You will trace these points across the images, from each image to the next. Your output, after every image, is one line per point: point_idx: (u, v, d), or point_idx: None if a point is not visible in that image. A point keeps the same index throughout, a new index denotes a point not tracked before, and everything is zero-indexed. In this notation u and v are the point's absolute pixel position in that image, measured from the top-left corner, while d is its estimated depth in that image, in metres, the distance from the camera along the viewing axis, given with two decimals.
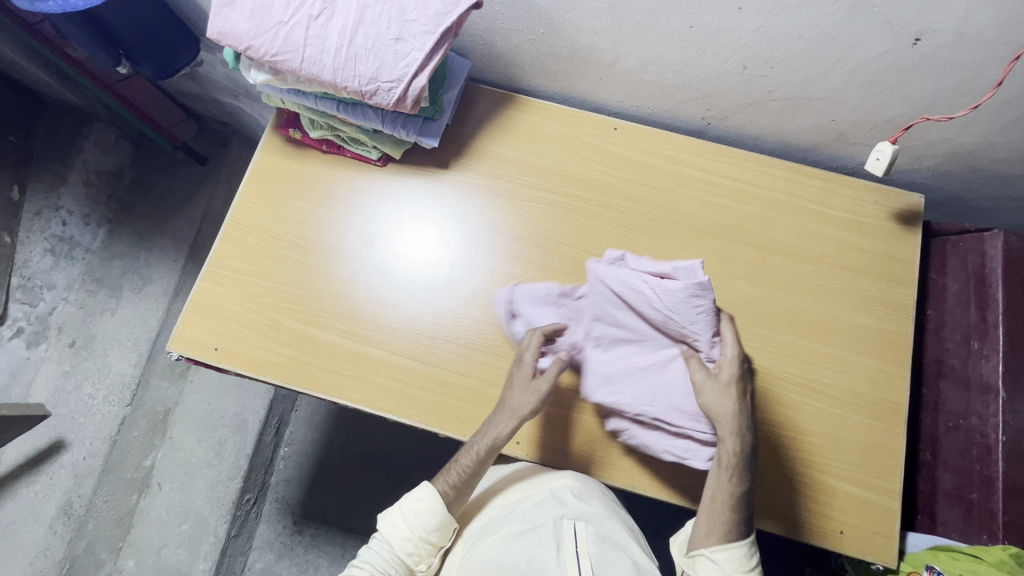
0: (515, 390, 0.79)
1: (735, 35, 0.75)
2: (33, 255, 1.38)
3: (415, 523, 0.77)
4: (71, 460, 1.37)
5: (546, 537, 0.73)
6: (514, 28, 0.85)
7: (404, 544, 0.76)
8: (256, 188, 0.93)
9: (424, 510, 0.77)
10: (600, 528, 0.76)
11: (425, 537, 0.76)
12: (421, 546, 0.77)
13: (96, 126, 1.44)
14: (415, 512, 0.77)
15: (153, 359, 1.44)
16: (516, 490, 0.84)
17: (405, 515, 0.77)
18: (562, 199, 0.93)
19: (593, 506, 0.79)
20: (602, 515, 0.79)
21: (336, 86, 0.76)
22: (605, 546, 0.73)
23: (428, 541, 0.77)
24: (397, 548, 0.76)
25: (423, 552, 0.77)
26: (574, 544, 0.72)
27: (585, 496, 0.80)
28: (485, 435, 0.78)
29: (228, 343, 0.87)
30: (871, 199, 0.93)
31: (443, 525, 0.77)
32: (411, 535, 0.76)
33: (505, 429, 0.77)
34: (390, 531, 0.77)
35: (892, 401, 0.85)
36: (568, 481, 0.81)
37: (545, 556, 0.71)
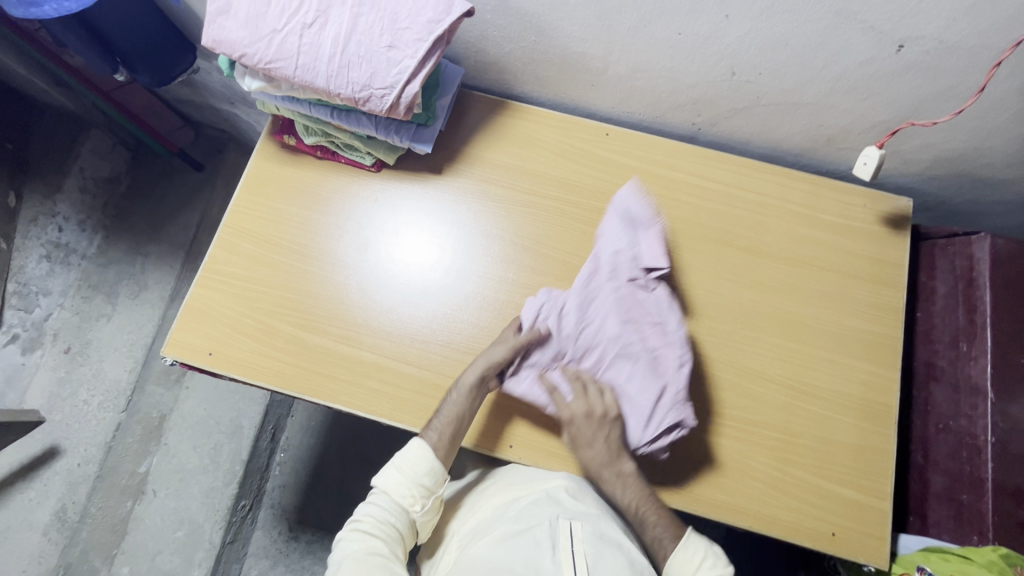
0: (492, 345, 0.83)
1: (722, 42, 0.76)
2: (28, 261, 1.37)
3: (407, 469, 0.78)
4: (66, 466, 1.36)
5: (542, 536, 0.72)
6: (506, 35, 0.86)
7: (399, 490, 0.78)
8: (251, 194, 0.94)
9: (415, 456, 0.78)
10: (596, 527, 0.75)
11: (419, 483, 0.78)
12: (415, 489, 0.78)
13: (94, 133, 1.46)
14: (407, 461, 0.79)
15: (148, 365, 1.44)
16: (510, 490, 0.83)
17: (396, 465, 0.79)
18: (555, 204, 0.94)
19: (587, 506, 0.79)
20: (598, 514, 0.78)
21: (330, 92, 0.77)
22: (602, 544, 0.72)
23: (423, 484, 0.78)
24: (393, 496, 0.78)
25: (418, 495, 0.79)
26: (571, 543, 0.71)
27: (579, 495, 0.80)
28: (460, 386, 0.81)
29: (223, 348, 0.87)
30: (861, 204, 0.94)
31: (434, 470, 0.79)
32: (405, 479, 0.78)
33: (473, 379, 0.81)
34: (386, 481, 0.79)
35: (882, 403, 0.86)
36: (563, 482, 0.81)
37: (542, 556, 0.69)
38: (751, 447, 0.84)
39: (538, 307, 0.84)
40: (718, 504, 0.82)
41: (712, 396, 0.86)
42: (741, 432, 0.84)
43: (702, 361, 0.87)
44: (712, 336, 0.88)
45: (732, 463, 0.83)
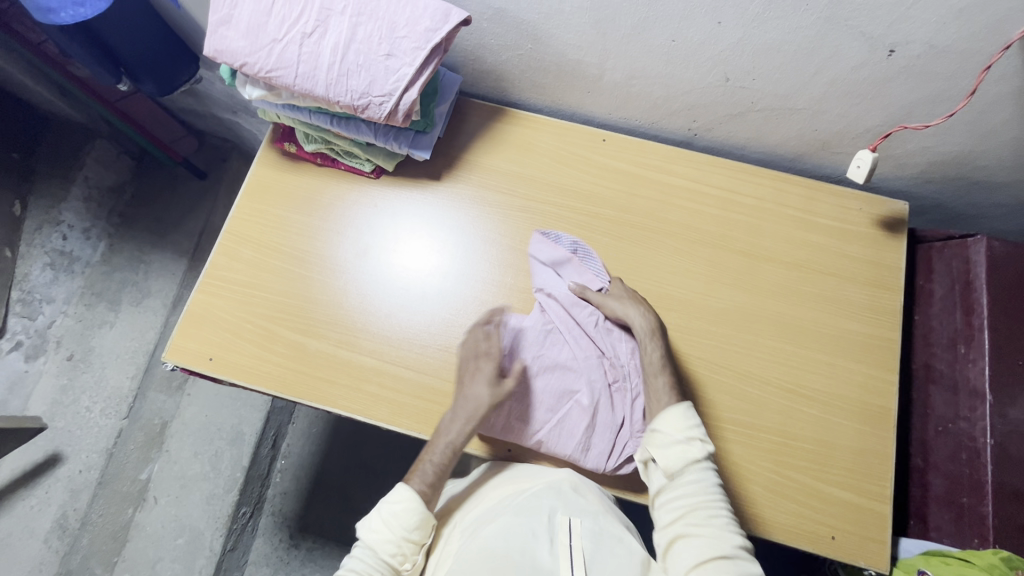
0: (475, 383, 0.80)
1: (715, 48, 0.77)
2: (33, 269, 1.40)
3: (395, 523, 0.76)
4: (68, 473, 1.37)
5: (540, 529, 0.71)
6: (503, 44, 0.87)
7: (387, 546, 0.76)
8: (252, 200, 0.95)
9: (405, 509, 0.76)
10: (596, 522, 0.73)
11: (406, 536, 0.76)
12: (404, 545, 0.76)
13: (99, 143, 1.48)
14: (394, 513, 0.77)
15: (150, 372, 1.45)
16: (512, 484, 0.82)
17: (384, 516, 0.76)
18: (552, 210, 0.95)
19: (591, 502, 0.77)
20: (600, 510, 0.75)
21: (329, 100, 0.79)
22: (600, 540, 0.71)
23: (410, 539, 0.76)
24: (380, 551, 0.76)
25: (407, 551, 0.76)
26: (568, 538, 0.71)
27: (581, 488, 0.79)
28: (445, 431, 0.80)
29: (223, 353, 0.88)
30: (857, 207, 0.94)
31: (423, 522, 0.77)
32: (392, 536, 0.76)
33: (461, 425, 0.79)
34: (372, 536, 0.76)
35: (880, 406, 0.86)
36: (564, 477, 0.80)
37: (537, 546, 0.69)
38: (750, 450, 0.84)
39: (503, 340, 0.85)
40: None
41: (711, 400, 0.86)
42: (740, 435, 0.84)
43: (700, 365, 0.88)
44: (710, 339, 0.89)
45: (732, 466, 0.83)
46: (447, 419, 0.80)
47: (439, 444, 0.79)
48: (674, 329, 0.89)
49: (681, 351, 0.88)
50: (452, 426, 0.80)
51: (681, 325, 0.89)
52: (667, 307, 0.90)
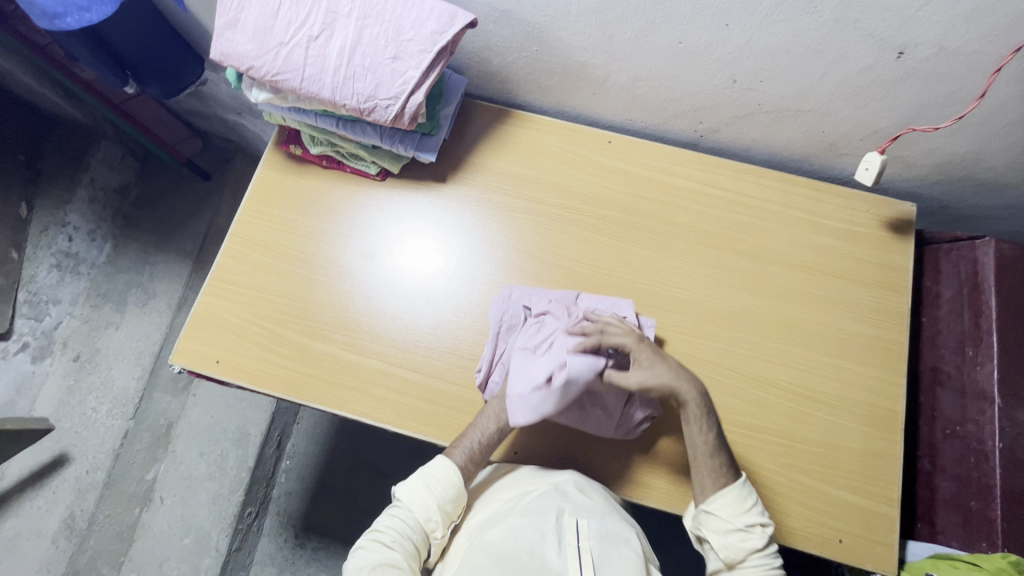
0: None
1: (723, 50, 0.77)
2: (39, 271, 1.40)
3: (435, 491, 0.78)
4: (74, 474, 1.38)
5: (547, 530, 0.71)
6: (508, 45, 0.87)
7: (424, 511, 0.78)
8: (258, 203, 0.95)
9: (445, 480, 0.78)
10: (602, 523, 0.73)
11: (441, 507, 0.78)
12: (438, 514, 0.78)
13: (104, 144, 1.48)
14: (435, 482, 0.78)
15: (156, 373, 1.45)
16: (518, 484, 0.82)
17: (426, 483, 0.78)
18: (557, 211, 0.95)
19: (597, 501, 0.76)
20: (606, 510, 0.75)
21: (335, 103, 0.79)
22: (607, 542, 0.71)
23: (445, 510, 0.78)
24: (416, 514, 0.78)
25: (440, 520, 0.78)
26: (576, 539, 0.70)
27: (587, 489, 0.78)
28: (489, 415, 0.81)
29: (230, 355, 0.88)
30: (864, 208, 0.94)
31: (458, 496, 0.79)
32: (432, 503, 0.78)
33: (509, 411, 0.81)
34: (411, 497, 0.78)
35: (888, 408, 0.86)
36: (570, 476, 0.79)
37: (546, 548, 0.69)
38: (756, 454, 0.84)
39: (503, 308, 0.86)
40: None
41: (716, 402, 0.86)
42: (746, 439, 0.84)
43: (707, 367, 0.87)
44: (716, 342, 0.89)
45: None
46: (496, 406, 0.81)
47: (487, 427, 0.80)
48: (679, 331, 0.89)
49: (687, 354, 0.88)
50: (501, 415, 0.81)
51: (687, 328, 0.89)
52: (673, 310, 0.90)
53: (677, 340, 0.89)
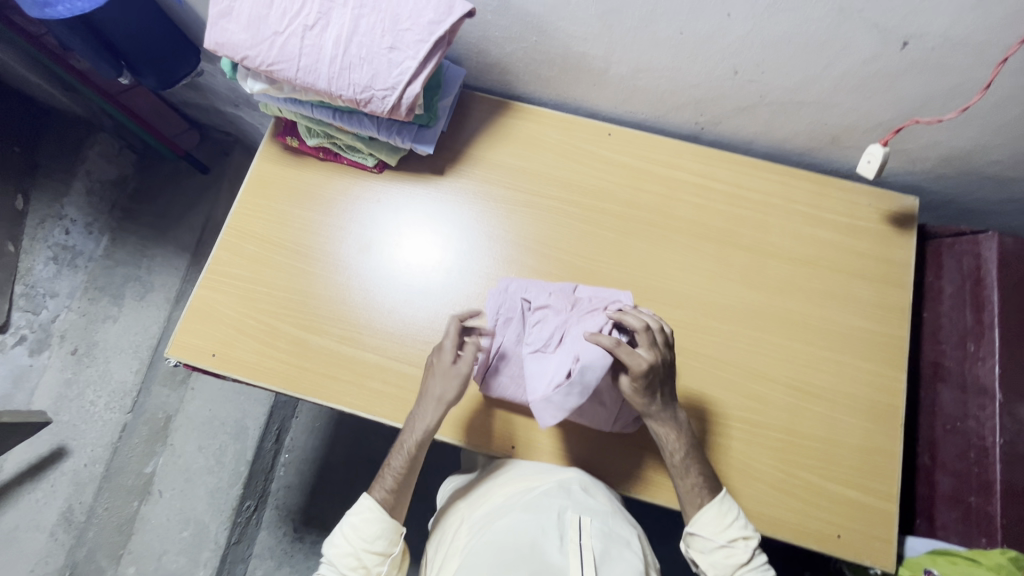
0: (436, 379, 0.80)
1: (724, 41, 0.76)
2: (36, 264, 1.39)
3: (358, 536, 0.78)
4: (73, 467, 1.38)
5: (550, 527, 0.70)
6: (508, 36, 0.85)
7: (348, 559, 0.77)
8: (254, 195, 0.94)
9: (363, 521, 0.78)
10: (605, 524, 0.73)
11: (367, 550, 0.78)
12: (366, 558, 0.78)
13: (101, 137, 1.48)
14: (355, 526, 0.78)
15: (154, 367, 1.45)
16: (520, 480, 0.82)
17: (348, 530, 0.78)
18: (556, 204, 0.94)
19: (600, 502, 0.77)
20: (608, 512, 0.75)
21: (331, 94, 0.78)
22: (609, 542, 0.70)
23: (373, 552, 0.78)
24: (342, 564, 0.78)
25: (370, 564, 0.78)
26: (577, 536, 0.69)
27: (591, 490, 0.78)
28: (408, 429, 0.80)
29: (226, 349, 0.88)
30: (866, 202, 0.93)
31: (384, 533, 0.78)
32: (353, 548, 0.78)
33: (423, 419, 0.79)
34: (335, 548, 0.78)
35: (889, 404, 0.85)
36: (575, 476, 0.80)
37: (548, 543, 0.67)
38: (755, 450, 0.83)
39: (500, 301, 0.85)
40: None
41: (715, 396, 0.85)
42: (744, 434, 0.84)
43: (706, 361, 0.87)
44: (716, 336, 0.88)
45: (736, 465, 0.83)
46: (410, 419, 0.81)
47: (403, 443, 0.80)
48: (679, 326, 0.88)
49: (686, 348, 0.87)
50: (415, 426, 0.80)
51: (687, 323, 0.89)
52: (673, 304, 0.89)
53: (676, 335, 0.88)
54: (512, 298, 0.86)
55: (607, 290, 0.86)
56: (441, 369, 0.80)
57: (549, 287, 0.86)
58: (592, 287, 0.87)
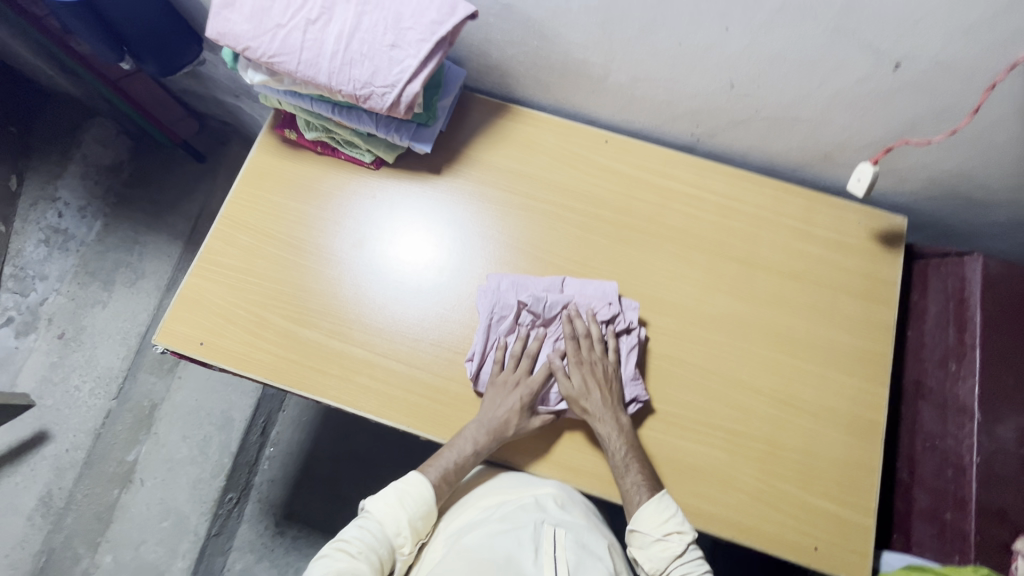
0: (502, 399, 0.82)
1: (722, 54, 0.77)
2: (26, 245, 1.42)
3: (407, 505, 0.78)
4: (54, 452, 1.36)
5: (526, 539, 0.73)
6: (509, 39, 0.86)
7: (394, 525, 0.77)
8: (250, 186, 0.94)
9: (416, 494, 0.78)
10: (579, 537, 0.75)
11: (411, 522, 0.77)
12: (407, 530, 0.77)
13: (98, 121, 1.50)
14: (406, 494, 0.78)
15: (141, 353, 1.44)
16: (498, 493, 0.83)
17: (399, 495, 0.78)
18: (550, 208, 0.95)
19: (575, 518, 0.79)
20: (583, 526, 0.78)
21: (331, 88, 0.78)
22: (583, 553, 0.73)
23: (415, 526, 0.78)
24: (385, 528, 0.76)
25: (409, 536, 0.78)
26: (552, 550, 0.71)
27: (567, 505, 0.81)
28: (467, 436, 0.81)
29: (214, 337, 0.87)
30: (856, 219, 0.94)
31: (429, 514, 0.79)
32: (402, 516, 0.77)
33: (485, 434, 0.81)
34: (381, 509, 0.77)
35: (870, 419, 0.86)
36: (551, 491, 0.82)
37: (524, 556, 0.70)
38: (738, 460, 0.84)
39: (493, 300, 0.86)
40: (704, 515, 0.82)
41: (699, 405, 0.86)
42: (727, 444, 0.85)
43: (692, 370, 0.88)
44: (703, 345, 0.89)
45: (720, 474, 0.83)
46: (473, 428, 0.81)
47: (464, 447, 0.81)
48: (667, 334, 0.89)
49: (674, 356, 0.88)
50: (478, 437, 0.81)
51: (675, 331, 0.89)
52: (662, 312, 0.90)
53: (663, 342, 0.89)
54: (507, 292, 0.86)
55: (592, 282, 0.89)
56: (507, 394, 0.82)
57: (537, 284, 0.87)
58: (579, 280, 0.89)
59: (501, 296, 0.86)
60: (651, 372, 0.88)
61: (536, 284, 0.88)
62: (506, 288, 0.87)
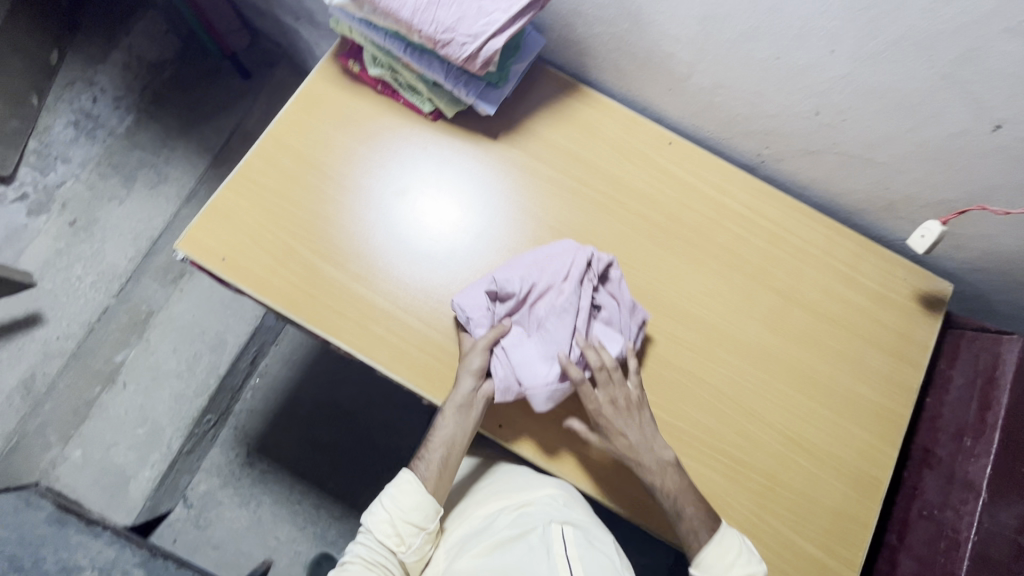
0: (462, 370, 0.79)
1: (818, 78, 0.74)
2: (55, 124, 1.35)
3: (393, 505, 0.79)
4: (44, 337, 1.34)
5: (536, 542, 0.77)
6: (599, 16, 0.83)
7: (384, 529, 0.78)
8: (302, 110, 0.91)
9: (400, 491, 0.79)
10: (587, 534, 0.79)
11: (404, 520, 0.79)
12: (401, 526, 0.79)
13: (150, 13, 1.45)
14: (391, 496, 0.79)
15: (149, 258, 1.41)
16: (503, 500, 0.87)
17: (384, 502, 0.79)
18: (598, 198, 0.92)
19: (579, 515, 0.84)
20: (588, 522, 0.83)
21: (411, 26, 0.75)
22: (592, 549, 0.76)
23: (409, 521, 0.79)
24: (378, 536, 0.78)
25: (405, 534, 0.79)
26: (564, 549, 0.75)
27: (571, 503, 0.86)
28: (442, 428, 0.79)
29: (237, 255, 0.85)
30: (902, 276, 0.92)
31: (420, 504, 0.79)
32: (390, 517, 0.79)
33: (454, 410, 0.78)
34: (372, 520, 0.79)
35: (873, 475, 0.85)
36: (554, 491, 0.87)
37: (536, 560, 0.74)
38: (735, 488, 0.83)
39: (471, 308, 0.80)
40: None
41: (708, 427, 0.85)
42: (728, 469, 0.84)
43: (710, 392, 0.86)
44: (723, 368, 0.87)
45: (714, 499, 0.82)
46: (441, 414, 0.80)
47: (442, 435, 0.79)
48: (691, 349, 0.87)
49: (692, 372, 0.86)
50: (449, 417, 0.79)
51: (700, 349, 0.87)
52: (690, 326, 0.88)
53: (685, 357, 0.87)
54: (481, 294, 0.80)
55: (556, 249, 0.84)
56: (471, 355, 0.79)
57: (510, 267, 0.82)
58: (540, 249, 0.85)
59: (481, 294, 0.80)
60: (667, 384, 0.86)
61: (511, 269, 0.82)
62: (478, 290, 0.81)
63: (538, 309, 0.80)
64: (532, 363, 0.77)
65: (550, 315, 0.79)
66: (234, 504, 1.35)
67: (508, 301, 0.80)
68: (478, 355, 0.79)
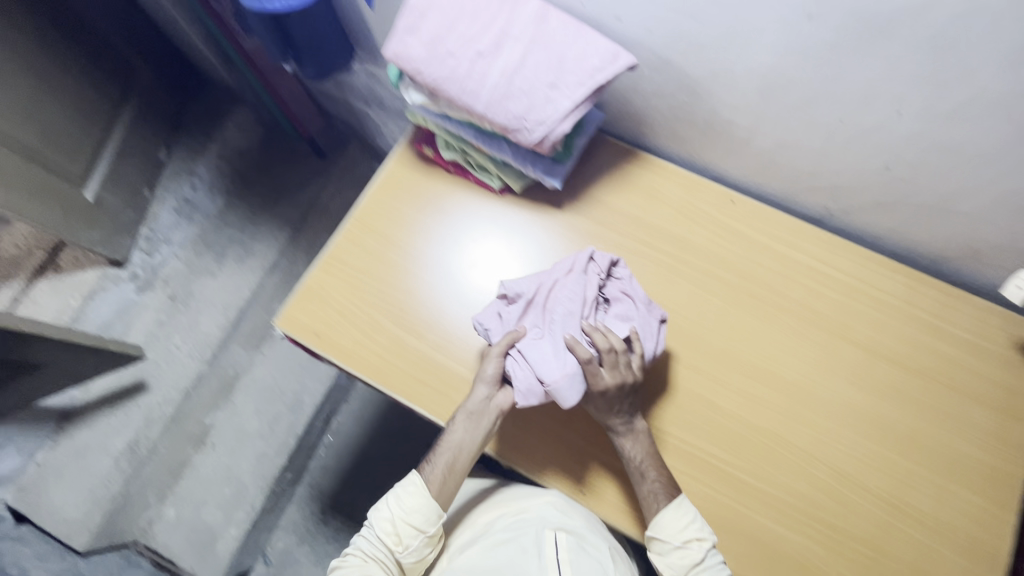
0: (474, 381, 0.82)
1: (886, 137, 0.75)
2: (162, 211, 1.59)
3: (398, 505, 0.82)
4: (147, 403, 1.45)
5: (529, 543, 0.83)
6: (658, 92, 0.87)
7: (384, 527, 0.82)
8: (383, 194, 1.00)
9: (405, 492, 0.83)
10: (579, 539, 0.84)
11: (404, 520, 0.82)
12: (401, 526, 0.81)
13: (242, 110, 1.66)
14: (397, 497, 0.83)
15: (237, 326, 1.53)
16: (507, 509, 0.92)
17: (389, 501, 0.83)
18: (663, 258, 0.94)
19: (574, 519, 0.88)
20: (582, 527, 0.87)
21: (484, 117, 0.82)
22: (580, 552, 0.82)
23: (410, 523, 0.81)
24: (378, 533, 0.82)
25: (403, 533, 0.82)
26: (554, 552, 0.81)
27: (567, 510, 0.90)
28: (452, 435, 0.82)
29: (329, 331, 0.92)
30: (998, 325, 0.87)
31: (424, 507, 0.82)
32: (391, 516, 0.82)
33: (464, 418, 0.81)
34: (375, 517, 0.83)
35: (990, 545, 0.79)
36: (552, 498, 0.91)
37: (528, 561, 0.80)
38: (835, 558, 0.79)
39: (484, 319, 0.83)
40: None
41: (798, 491, 0.82)
42: (825, 537, 0.80)
43: (797, 454, 0.83)
44: (808, 428, 0.84)
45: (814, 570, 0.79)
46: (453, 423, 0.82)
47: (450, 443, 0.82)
48: (772, 408, 0.86)
49: (775, 433, 0.84)
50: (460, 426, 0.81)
51: (781, 408, 0.86)
52: (769, 384, 0.87)
53: (766, 417, 0.85)
54: (492, 308, 0.84)
55: (559, 262, 0.85)
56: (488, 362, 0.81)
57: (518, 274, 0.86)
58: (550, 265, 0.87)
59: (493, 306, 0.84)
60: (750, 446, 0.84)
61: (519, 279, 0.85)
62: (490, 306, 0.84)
63: (547, 307, 0.82)
64: (544, 357, 0.78)
65: (562, 313, 0.81)
66: (310, 563, 1.44)
67: (518, 303, 0.83)
68: (493, 361, 0.80)
